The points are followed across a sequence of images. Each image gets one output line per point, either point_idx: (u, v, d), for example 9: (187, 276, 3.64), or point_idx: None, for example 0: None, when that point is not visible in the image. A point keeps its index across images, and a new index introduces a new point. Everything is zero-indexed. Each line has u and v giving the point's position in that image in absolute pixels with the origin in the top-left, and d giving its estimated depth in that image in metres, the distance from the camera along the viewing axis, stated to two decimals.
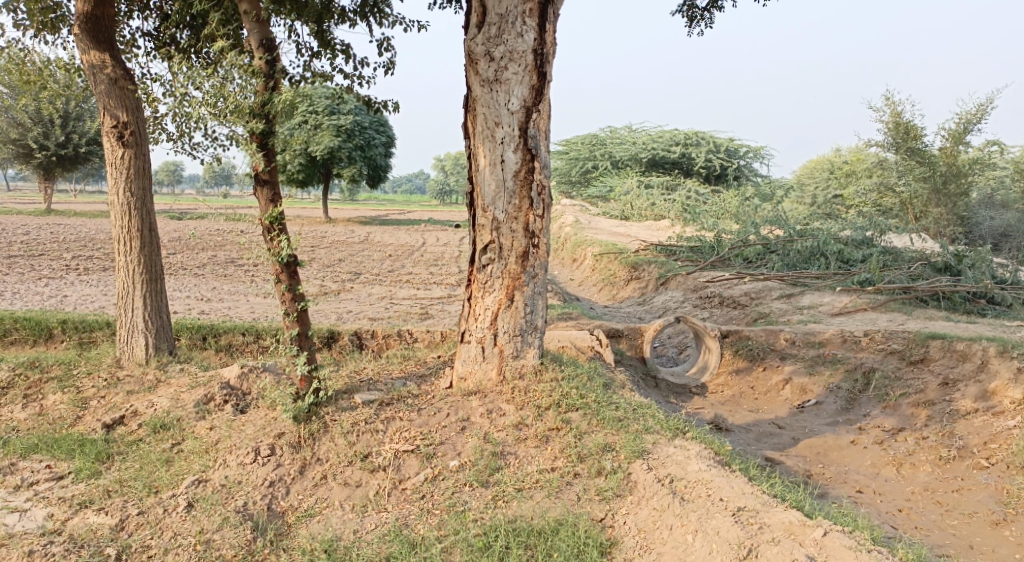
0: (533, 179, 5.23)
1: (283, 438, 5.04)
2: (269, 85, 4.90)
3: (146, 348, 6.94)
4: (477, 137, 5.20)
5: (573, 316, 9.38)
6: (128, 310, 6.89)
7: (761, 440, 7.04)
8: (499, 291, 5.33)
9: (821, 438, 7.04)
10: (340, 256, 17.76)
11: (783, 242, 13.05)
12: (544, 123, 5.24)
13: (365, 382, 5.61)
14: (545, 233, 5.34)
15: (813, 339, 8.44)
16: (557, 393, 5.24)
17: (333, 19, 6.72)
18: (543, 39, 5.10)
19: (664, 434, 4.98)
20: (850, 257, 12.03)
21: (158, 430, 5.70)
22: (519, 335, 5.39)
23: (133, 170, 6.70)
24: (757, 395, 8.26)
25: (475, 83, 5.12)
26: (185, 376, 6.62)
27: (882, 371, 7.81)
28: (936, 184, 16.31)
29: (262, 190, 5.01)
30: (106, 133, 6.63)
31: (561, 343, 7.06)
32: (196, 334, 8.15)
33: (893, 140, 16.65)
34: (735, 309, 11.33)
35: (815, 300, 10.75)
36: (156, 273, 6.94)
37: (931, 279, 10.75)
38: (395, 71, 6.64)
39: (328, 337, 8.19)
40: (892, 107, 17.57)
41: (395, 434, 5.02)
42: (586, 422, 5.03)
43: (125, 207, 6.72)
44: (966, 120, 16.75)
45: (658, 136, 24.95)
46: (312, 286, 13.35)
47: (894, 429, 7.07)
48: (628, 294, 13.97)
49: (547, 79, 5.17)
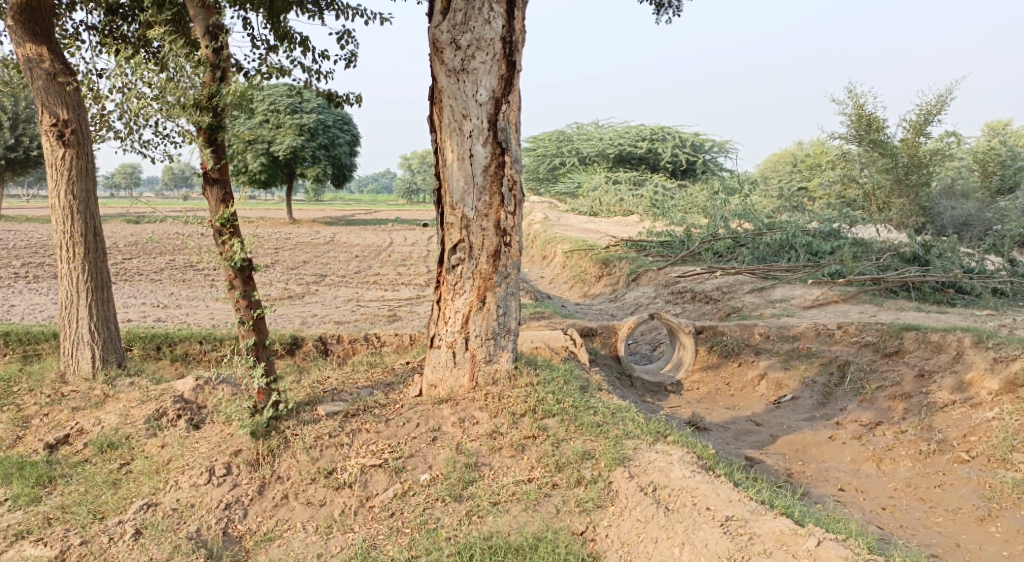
0: (504, 174, 4.98)
1: (240, 455, 4.78)
2: (217, 77, 4.59)
3: (93, 360, 6.61)
4: (444, 130, 4.93)
5: (544, 315, 9.17)
6: (72, 321, 6.55)
7: (739, 439, 6.88)
8: (470, 293, 5.07)
9: (799, 435, 6.90)
10: (305, 258, 17.37)
11: (753, 236, 12.96)
12: (514, 114, 5.00)
13: (329, 392, 5.32)
14: (516, 230, 5.10)
15: (787, 333, 8.32)
16: (531, 398, 5.00)
17: (289, 11, 6.40)
18: (512, 26, 4.86)
19: (645, 439, 4.76)
20: (819, 249, 11.97)
21: (106, 449, 5.42)
22: (491, 338, 5.14)
23: (74, 171, 6.36)
24: (732, 392, 8.12)
25: (440, 74, 4.85)
26: (135, 391, 6.30)
27: (857, 364, 7.71)
28: (899, 175, 16.39)
29: (211, 189, 4.70)
30: (45, 132, 6.28)
31: (535, 344, 6.84)
32: (151, 344, 7.77)
33: (856, 132, 16.66)
34: (707, 304, 11.22)
35: (786, 293, 10.65)
36: (102, 280, 6.60)
37: (900, 270, 10.71)
38: (356, 65, 6.35)
39: (291, 344, 7.89)
40: (854, 99, 17.63)
41: (362, 447, 4.75)
42: (563, 429, 4.80)
43: (67, 210, 6.38)
44: (926, 111, 16.85)
45: (623, 131, 24.86)
46: (275, 289, 12.99)
47: (872, 423, 6.96)
48: (599, 291, 13.81)
49: (516, 68, 4.92)
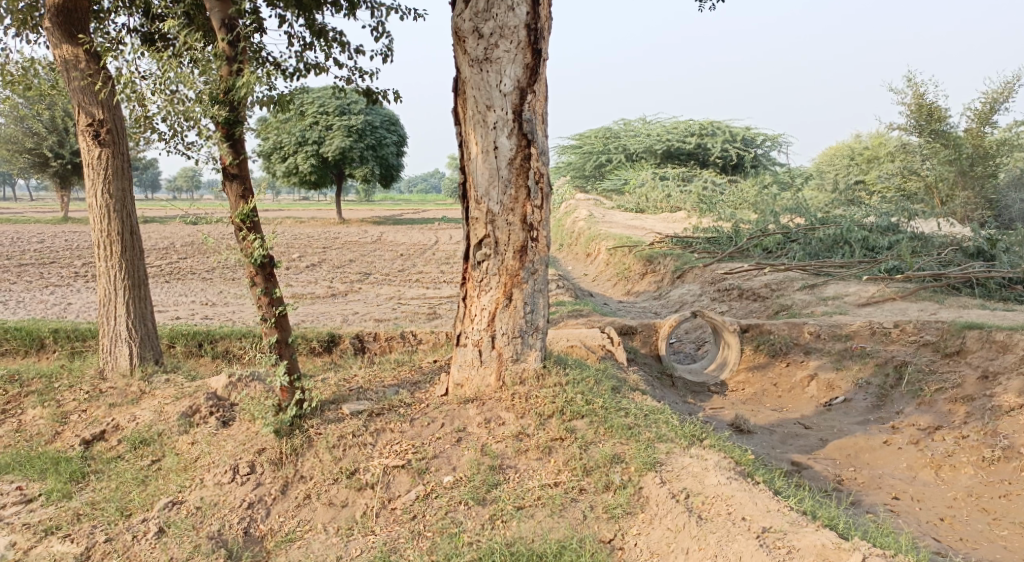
0: (530, 167, 4.79)
1: (264, 454, 4.69)
2: (233, 68, 4.55)
3: (130, 357, 6.63)
4: (467, 122, 4.76)
5: (585, 313, 8.95)
6: (110, 318, 6.58)
7: (785, 442, 6.55)
8: (496, 290, 4.89)
9: (851, 439, 6.55)
10: (352, 257, 17.43)
11: (804, 231, 12.51)
12: (541, 105, 4.80)
13: (355, 391, 5.20)
14: (544, 225, 4.90)
15: (839, 331, 7.96)
16: (560, 398, 4.79)
17: (323, 7, 6.31)
18: (538, 13, 4.66)
19: (680, 443, 4.52)
20: (875, 244, 11.48)
21: (139, 445, 5.40)
22: (518, 337, 4.95)
23: (110, 170, 6.38)
24: (780, 393, 7.78)
25: (464, 64, 4.68)
26: (170, 387, 6.29)
27: (915, 365, 7.30)
28: (963, 166, 15.64)
29: (231, 184, 4.65)
30: (82, 131, 6.31)
31: (571, 342, 6.67)
32: (191, 341, 7.79)
33: (916, 122, 16.00)
34: (755, 302, 10.83)
35: (839, 290, 10.20)
36: (139, 278, 6.62)
37: (963, 265, 10.18)
38: (393, 58, 6.24)
39: (328, 341, 7.83)
40: (914, 88, 16.95)
41: (386, 448, 4.61)
42: (593, 430, 4.59)
43: (103, 210, 6.41)
44: (992, 99, 16.08)
45: (671, 127, 24.40)
46: (321, 287, 13.03)
47: (930, 427, 6.56)
48: (644, 288, 13.49)
49: (542, 56, 4.72)
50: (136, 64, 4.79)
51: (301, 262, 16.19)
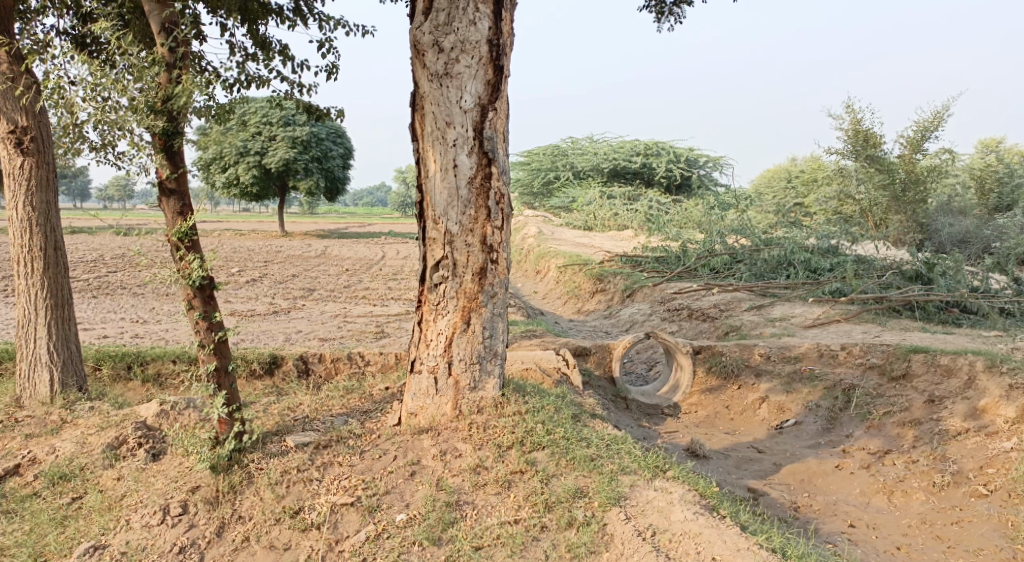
0: (490, 187, 4.61)
1: (198, 492, 4.38)
2: (172, 76, 4.26)
3: (51, 383, 6.23)
4: (426, 139, 4.57)
5: (537, 333, 8.78)
6: (30, 340, 6.19)
7: (741, 467, 6.47)
8: (453, 314, 4.68)
9: (804, 464, 6.51)
10: (294, 272, 16.97)
11: (750, 252, 12.64)
12: (502, 123, 4.64)
13: (300, 421, 4.92)
14: (504, 247, 4.72)
15: (789, 353, 7.97)
16: (520, 429, 4.61)
17: (267, 17, 6.07)
18: (500, 28, 4.51)
19: (642, 475, 4.37)
20: (818, 266, 11.62)
21: (58, 481, 5.10)
22: (476, 364, 4.75)
23: (33, 181, 5.99)
24: (732, 415, 7.74)
25: (422, 78, 4.50)
26: (95, 416, 5.93)
27: (863, 389, 7.32)
28: (896, 191, 16.09)
29: (168, 200, 4.34)
30: (2, 139, 5.90)
31: (526, 366, 6.50)
32: (120, 363, 7.36)
33: (853, 147, 16.43)
34: (704, 322, 10.82)
35: (786, 312, 10.24)
36: (63, 297, 6.24)
37: (904, 288, 10.36)
38: (337, 75, 6.06)
39: (270, 363, 7.48)
40: (851, 114, 17.43)
41: (334, 483, 4.34)
42: (553, 463, 4.41)
43: (25, 224, 6.03)
44: (923, 127, 16.65)
45: (618, 146, 24.58)
46: (261, 304, 12.58)
47: (880, 451, 6.58)
48: (593, 307, 13.44)
49: (504, 73, 4.57)
50: (66, 69, 4.46)
51: (240, 277, 15.64)
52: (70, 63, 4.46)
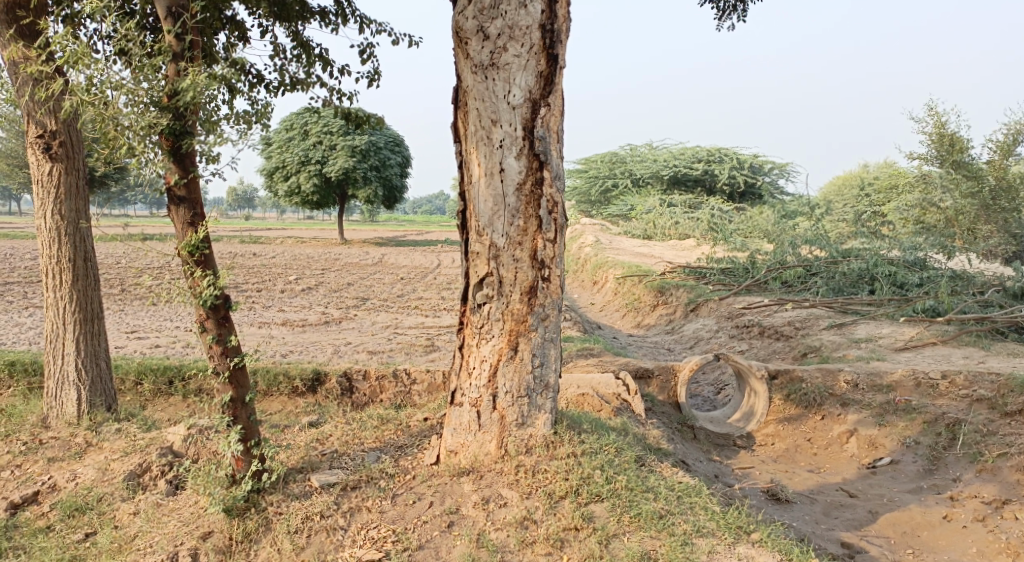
0: (542, 194, 3.98)
1: (210, 540, 3.98)
2: (180, 68, 3.84)
3: (78, 403, 5.84)
4: (469, 139, 3.98)
5: (596, 351, 8.10)
6: (57, 357, 5.81)
7: (830, 515, 5.66)
8: (498, 339, 4.07)
9: (906, 512, 5.68)
10: (350, 280, 16.63)
11: (827, 264, 11.69)
12: (556, 121, 4.01)
13: (328, 457, 4.43)
14: (558, 262, 4.08)
15: (880, 381, 7.11)
16: (575, 476, 3.96)
17: (309, 21, 5.54)
18: (554, 11, 3.88)
19: (723, 540, 3.72)
20: (904, 280, 10.63)
21: (73, 514, 4.65)
22: (524, 397, 4.12)
23: (63, 189, 5.62)
24: (816, 450, 6.92)
25: (466, 70, 3.91)
26: (121, 440, 5.52)
27: (971, 425, 6.42)
28: (985, 199, 14.82)
29: (176, 210, 3.97)
30: (31, 144, 5.55)
31: (582, 391, 5.86)
32: (161, 378, 6.94)
33: (937, 153, 15.47)
34: (778, 341, 9.93)
35: (872, 332, 9.28)
36: (93, 311, 5.85)
37: (1007, 307, 9.29)
38: (379, 83, 5.58)
39: (312, 380, 6.95)
40: (935, 116, 16.26)
41: (359, 534, 3.79)
42: (614, 520, 3.76)
43: (53, 233, 5.66)
44: (1014, 130, 15.37)
45: (679, 152, 23.67)
46: (313, 314, 12.20)
47: (996, 500, 5.71)
48: (654, 321, 12.66)
49: (559, 63, 3.94)
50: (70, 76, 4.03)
51: (296, 285, 15.35)
52: (73, 68, 4.03)
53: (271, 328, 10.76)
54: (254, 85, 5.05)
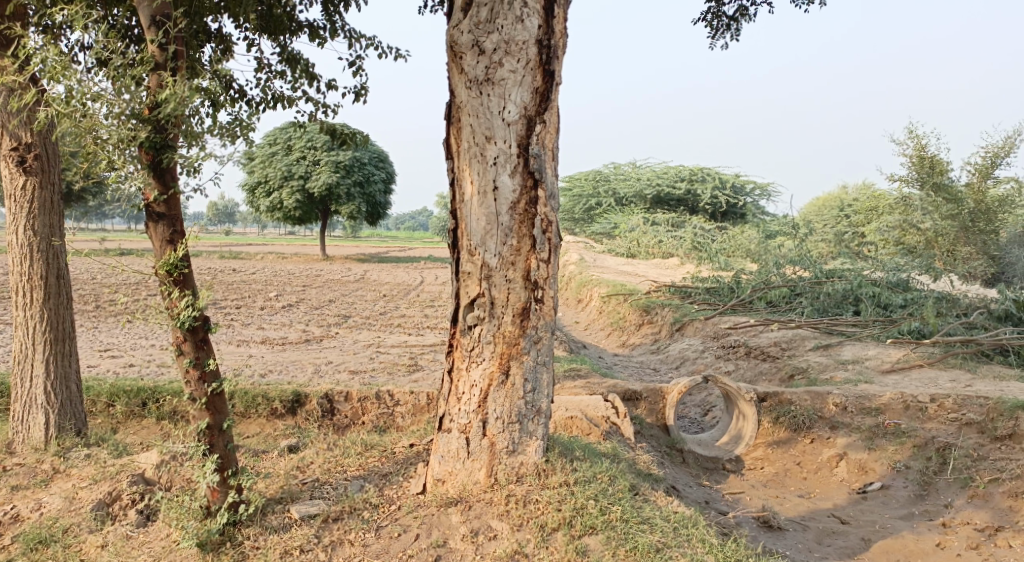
0: (536, 213, 3.87)
1: None
2: (162, 79, 3.70)
3: (47, 427, 5.62)
4: (462, 156, 3.87)
5: (583, 372, 7.97)
6: (25, 378, 5.60)
7: (822, 543, 5.55)
8: (490, 362, 3.94)
9: (898, 540, 5.58)
10: (331, 297, 16.43)
11: (811, 285, 11.67)
12: (552, 138, 3.91)
13: (309, 486, 4.27)
14: (552, 283, 3.96)
15: (869, 404, 7.03)
16: (568, 506, 3.83)
17: (296, 36, 5.44)
18: (551, 27, 3.80)
19: None
20: (888, 301, 10.62)
21: (37, 546, 4.42)
22: (516, 423, 3.98)
23: (36, 203, 5.43)
24: (806, 474, 6.82)
25: (459, 85, 3.81)
26: (91, 466, 5.30)
27: (961, 449, 6.36)
28: (965, 221, 14.92)
29: (155, 227, 3.81)
30: (4, 157, 5.35)
31: (571, 414, 5.72)
32: (134, 400, 6.73)
33: (917, 175, 15.54)
34: (764, 361, 9.86)
35: (858, 353, 9.23)
36: (64, 331, 5.65)
37: (992, 330, 9.28)
38: (366, 98, 5.51)
39: (292, 402, 6.76)
40: (914, 139, 16.39)
41: None
42: (609, 554, 3.63)
43: (25, 249, 5.47)
44: (992, 153, 15.53)
45: (662, 171, 23.74)
46: (293, 332, 11.98)
47: (989, 527, 5.63)
48: (639, 341, 12.56)
49: (556, 79, 3.85)
50: (46, 90, 3.88)
51: (276, 302, 15.12)
52: (49, 82, 3.89)
53: (250, 346, 10.54)
54: (237, 99, 4.93)
